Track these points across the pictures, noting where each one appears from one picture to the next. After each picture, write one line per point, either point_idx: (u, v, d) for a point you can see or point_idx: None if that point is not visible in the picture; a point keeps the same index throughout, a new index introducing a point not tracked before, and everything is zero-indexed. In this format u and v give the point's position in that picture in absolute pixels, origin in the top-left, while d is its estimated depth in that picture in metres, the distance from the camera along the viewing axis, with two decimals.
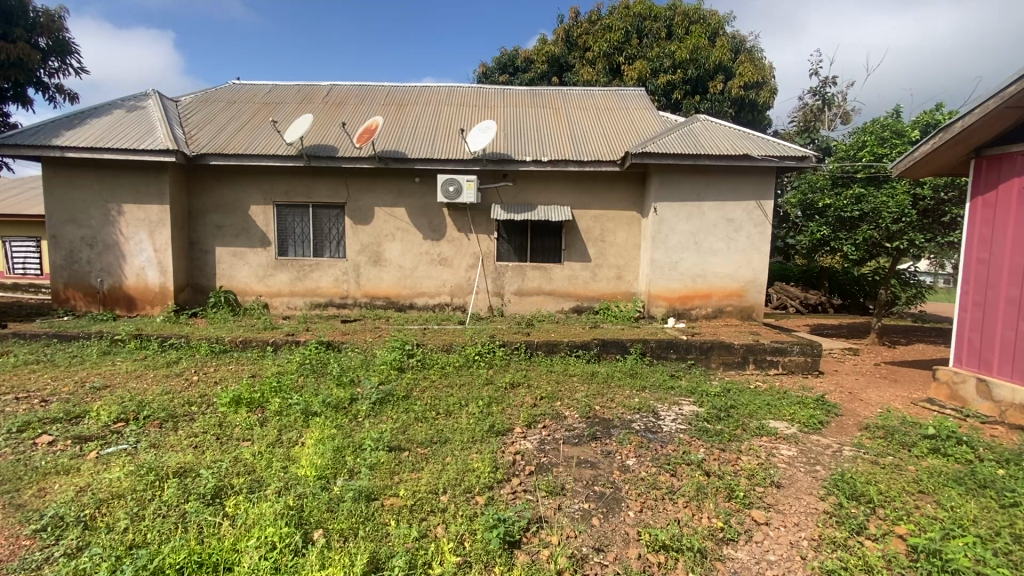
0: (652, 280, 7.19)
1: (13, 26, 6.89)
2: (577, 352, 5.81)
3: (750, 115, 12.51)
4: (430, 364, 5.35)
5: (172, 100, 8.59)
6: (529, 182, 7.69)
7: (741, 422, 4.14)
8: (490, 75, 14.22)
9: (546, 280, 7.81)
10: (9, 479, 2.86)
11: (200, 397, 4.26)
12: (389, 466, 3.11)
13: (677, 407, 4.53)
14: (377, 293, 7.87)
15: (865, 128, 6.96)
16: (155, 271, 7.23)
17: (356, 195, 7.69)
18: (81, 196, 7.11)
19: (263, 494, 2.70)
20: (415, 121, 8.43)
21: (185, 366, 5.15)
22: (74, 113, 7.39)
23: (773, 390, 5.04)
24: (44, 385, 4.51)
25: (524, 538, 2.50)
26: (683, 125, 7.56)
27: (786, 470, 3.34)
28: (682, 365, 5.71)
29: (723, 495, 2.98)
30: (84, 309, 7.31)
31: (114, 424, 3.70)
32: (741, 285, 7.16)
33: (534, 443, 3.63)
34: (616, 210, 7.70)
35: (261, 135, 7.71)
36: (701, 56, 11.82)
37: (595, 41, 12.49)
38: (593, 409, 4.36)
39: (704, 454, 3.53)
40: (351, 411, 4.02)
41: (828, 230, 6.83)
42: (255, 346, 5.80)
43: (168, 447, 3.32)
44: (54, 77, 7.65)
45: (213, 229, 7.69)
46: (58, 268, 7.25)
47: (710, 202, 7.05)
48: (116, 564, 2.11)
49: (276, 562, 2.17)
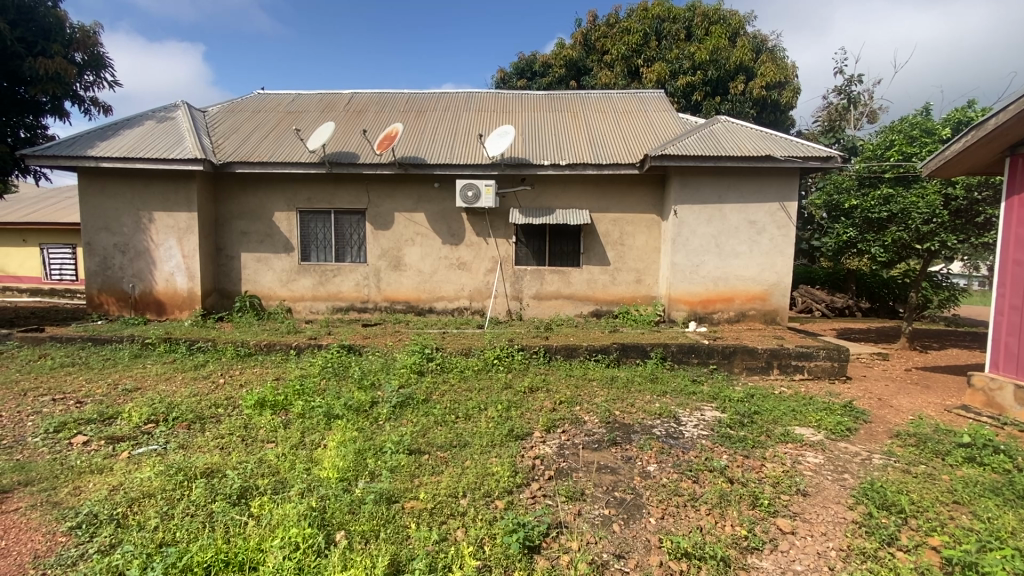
0: (672, 283, 7.12)
1: (52, 42, 7.22)
2: (597, 357, 5.77)
3: (772, 116, 12.32)
4: (450, 368, 5.39)
5: (200, 111, 8.85)
6: (547, 186, 7.70)
7: (766, 428, 4.06)
8: (508, 81, 14.28)
9: (565, 284, 7.79)
10: (46, 478, 2.97)
11: (227, 399, 4.36)
12: (410, 468, 3.14)
13: (699, 412, 4.47)
14: (397, 297, 7.96)
15: (893, 127, 6.80)
16: (183, 277, 7.44)
17: (376, 202, 7.81)
18: (114, 204, 7.36)
19: (286, 495, 2.76)
20: (434, 127, 8.51)
21: (212, 370, 5.28)
22: (108, 125, 7.67)
23: (798, 396, 4.93)
24: (79, 387, 4.68)
25: (545, 543, 2.49)
26: (704, 126, 7.47)
27: (813, 478, 3.26)
28: (704, 370, 5.62)
29: (747, 503, 2.92)
30: (116, 313, 7.56)
31: (145, 425, 3.81)
32: (764, 288, 7.03)
33: (553, 448, 3.62)
34: (635, 213, 7.65)
35: (285, 143, 7.90)
36: (721, 56, 11.67)
37: (613, 44, 12.45)
38: (613, 414, 4.33)
39: (727, 461, 3.47)
40: (373, 414, 4.07)
41: (855, 231, 6.65)
42: (279, 350, 5.91)
43: (196, 448, 3.41)
44: (89, 90, 7.97)
45: (239, 235, 7.88)
46: (93, 274, 7.52)
47: (732, 204, 6.95)
48: (147, 561, 2.16)
49: (299, 562, 2.19)
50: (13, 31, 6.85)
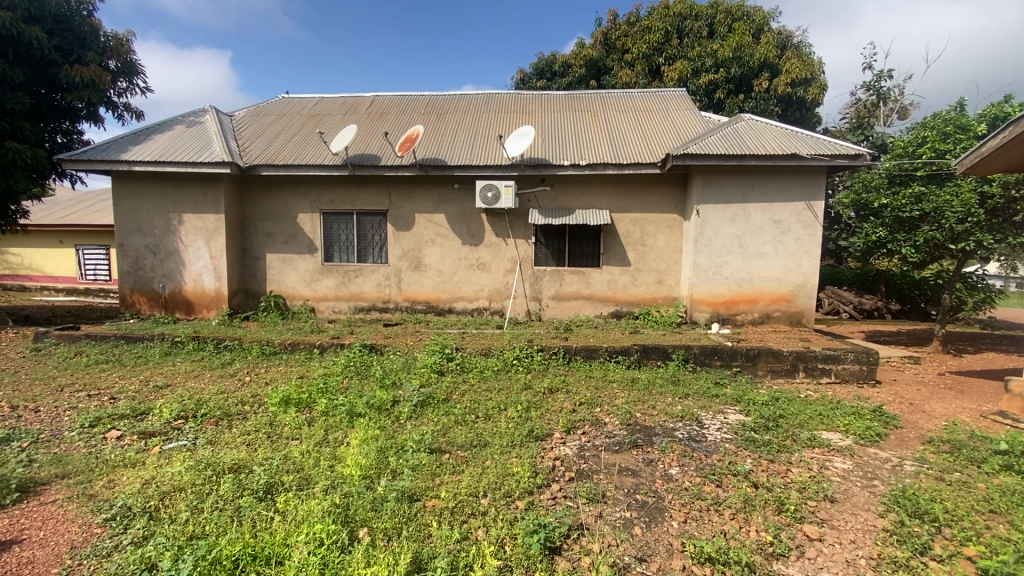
0: (694, 284, 7.03)
1: (87, 50, 7.50)
2: (617, 358, 5.73)
3: (798, 113, 12.06)
4: (469, 368, 5.41)
5: (227, 116, 9.08)
6: (567, 187, 7.68)
7: (791, 432, 3.97)
8: (527, 82, 14.29)
9: (585, 285, 7.76)
10: (82, 471, 3.08)
11: (253, 397, 4.46)
12: (431, 467, 3.16)
13: (722, 415, 4.39)
14: (417, 297, 8.03)
15: (925, 123, 6.60)
16: (211, 278, 7.64)
17: (397, 203, 7.89)
18: (145, 207, 7.60)
19: (311, 492, 2.80)
20: (454, 128, 8.56)
21: (239, 368, 5.41)
22: (140, 130, 7.92)
23: (825, 400, 4.81)
24: (113, 383, 4.85)
25: (565, 545, 2.48)
26: (727, 124, 7.35)
27: (841, 484, 3.18)
28: (728, 373, 5.53)
29: (772, 508, 2.86)
30: (148, 312, 7.80)
31: (175, 421, 3.93)
32: (789, 289, 6.88)
33: (573, 449, 3.60)
34: (657, 213, 7.57)
35: (309, 146, 8.05)
36: (744, 53, 11.48)
37: (634, 43, 12.34)
38: (633, 416, 4.29)
39: (751, 465, 3.40)
40: (394, 413, 4.11)
41: (885, 231, 6.45)
42: (302, 349, 6.01)
43: (224, 444, 3.49)
44: (122, 97, 8.25)
45: (264, 236, 8.05)
46: (126, 274, 7.78)
47: (756, 204, 6.82)
48: (178, 553, 2.22)
49: (323, 558, 2.22)
50: (51, 41, 7.14)
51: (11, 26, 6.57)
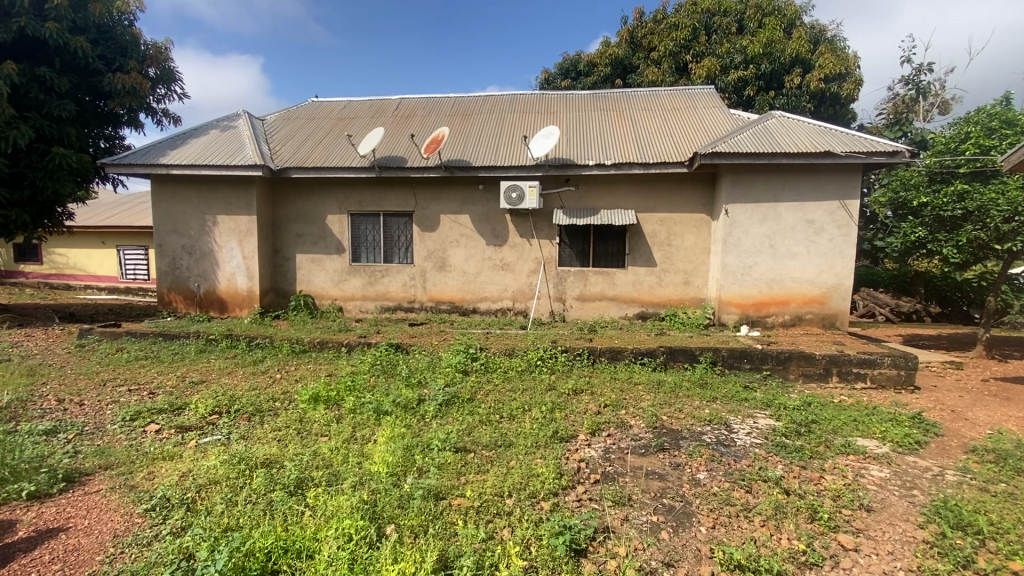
0: (723, 285, 6.89)
1: (128, 58, 7.82)
2: (642, 360, 5.66)
3: (832, 110, 11.70)
4: (493, 369, 5.42)
5: (260, 120, 9.33)
6: (592, 186, 7.63)
7: (824, 438, 3.85)
8: (552, 82, 14.25)
9: (609, 286, 7.69)
10: (124, 462, 3.21)
11: (283, 393, 4.57)
12: (456, 466, 3.18)
13: (752, 419, 4.29)
14: (442, 297, 8.10)
15: (969, 118, 6.37)
16: (244, 277, 7.86)
17: (423, 204, 7.97)
18: (182, 209, 7.87)
19: (340, 487, 2.85)
20: (479, 130, 8.60)
21: (269, 365, 5.56)
22: (177, 134, 8.22)
23: (861, 405, 4.65)
24: (152, 378, 5.04)
25: (591, 547, 2.46)
26: (758, 121, 7.19)
27: (878, 493, 3.07)
28: (757, 376, 5.41)
29: (805, 516, 2.77)
30: (184, 311, 8.09)
31: (210, 416, 4.06)
32: (823, 291, 6.68)
33: (598, 452, 3.57)
34: (683, 213, 7.45)
35: (337, 148, 8.21)
36: (775, 49, 11.22)
37: (660, 41, 12.17)
38: (659, 419, 4.23)
39: (783, 471, 3.31)
40: (419, 411, 4.15)
41: (925, 230, 6.20)
42: (331, 347, 6.13)
43: (256, 439, 3.59)
44: (160, 103, 8.59)
45: (294, 237, 8.24)
46: (164, 274, 8.08)
47: (788, 203, 6.64)
48: (214, 544, 2.28)
49: (352, 553, 2.25)
50: (94, 50, 7.46)
51: (58, 36, 6.88)
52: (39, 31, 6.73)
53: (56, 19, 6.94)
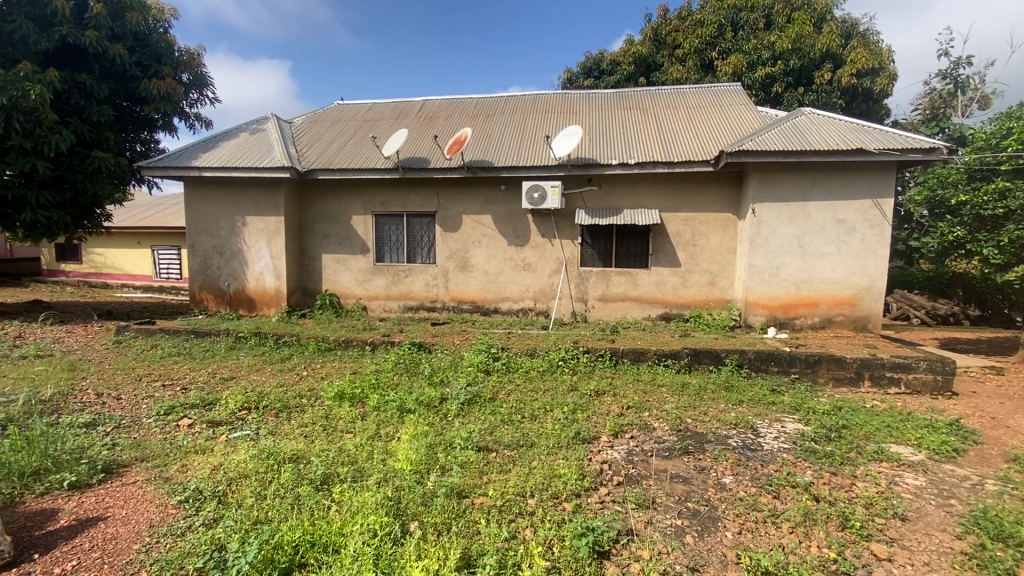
0: (750, 286, 6.76)
1: (163, 64, 8.09)
2: (666, 362, 5.58)
3: (864, 106, 11.36)
4: (515, 369, 5.42)
5: (287, 123, 9.54)
6: (615, 186, 7.57)
7: (856, 444, 3.74)
8: (574, 81, 14.18)
9: (632, 286, 7.62)
10: (159, 455, 3.33)
11: (310, 390, 4.66)
12: (478, 466, 3.19)
13: (779, 424, 4.19)
14: (464, 297, 8.15)
15: (1011, 113, 6.01)
16: (272, 277, 8.05)
17: (445, 204, 8.03)
18: (213, 210, 8.09)
19: (365, 484, 2.89)
20: (502, 130, 8.62)
21: (296, 362, 5.68)
22: (209, 137, 8.46)
23: (894, 411, 4.50)
24: (184, 374, 5.20)
25: (614, 550, 2.44)
26: (787, 118, 7.02)
27: (913, 501, 2.97)
28: (785, 380, 5.28)
29: (835, 524, 2.70)
30: (214, 309, 8.32)
31: (240, 411, 4.16)
32: (854, 292, 6.48)
33: (621, 454, 3.54)
34: (709, 212, 7.33)
35: (362, 150, 8.33)
36: (805, 44, 10.95)
37: (685, 38, 11.99)
38: (684, 422, 4.16)
39: (812, 477, 3.23)
40: (442, 410, 4.19)
41: (964, 230, 5.96)
42: (356, 345, 6.23)
43: (284, 435, 3.67)
44: (193, 107, 8.86)
45: (320, 237, 8.40)
46: (196, 273, 8.33)
47: (818, 202, 6.47)
48: (244, 536, 2.34)
49: (377, 549, 2.28)
50: (131, 56, 7.73)
51: (97, 44, 7.14)
52: (80, 40, 6.99)
53: (95, 27, 7.21)
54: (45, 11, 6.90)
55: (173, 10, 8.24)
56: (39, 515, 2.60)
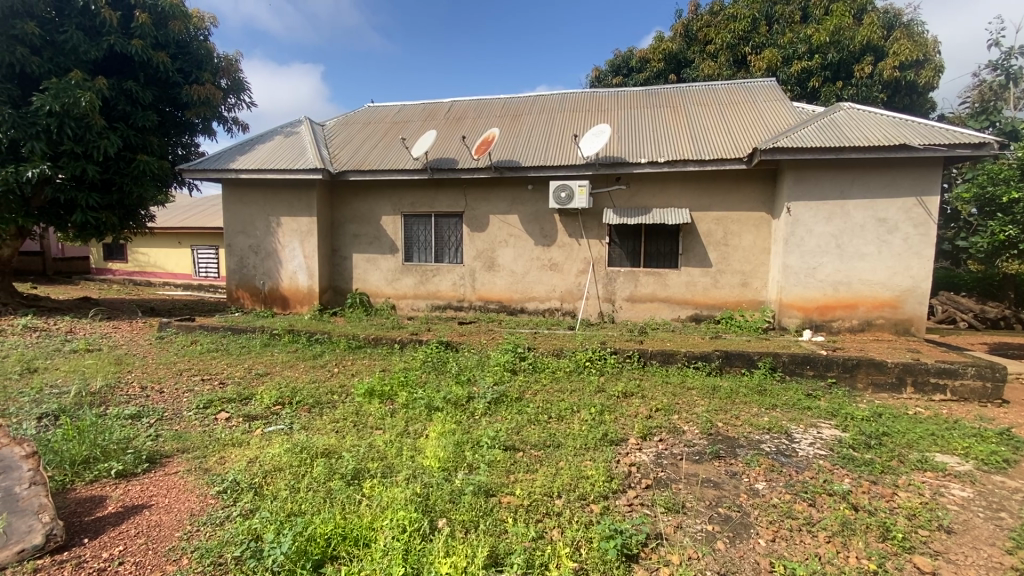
0: (784, 287, 6.57)
1: (203, 71, 8.42)
2: (696, 364, 5.47)
3: (907, 99, 10.90)
4: (541, 369, 5.41)
5: (320, 125, 9.78)
6: (644, 185, 7.47)
7: (898, 452, 3.59)
8: (602, 79, 14.06)
9: (661, 287, 7.51)
10: (199, 446, 3.46)
11: (341, 387, 4.77)
12: (506, 464, 3.21)
13: (815, 429, 4.06)
14: (491, 297, 8.18)
15: None
16: (304, 275, 8.26)
17: (473, 204, 8.08)
18: (249, 211, 8.36)
19: (394, 479, 2.94)
20: (530, 130, 8.63)
21: (328, 359, 5.82)
22: (246, 141, 8.74)
23: (939, 418, 4.30)
24: (222, 369, 5.40)
25: (643, 553, 2.41)
26: (824, 114, 6.80)
27: (960, 514, 2.83)
28: (821, 384, 5.11)
29: (875, 534, 2.60)
30: (250, 307, 8.58)
31: (274, 406, 4.29)
32: (896, 294, 6.22)
33: (650, 457, 3.49)
34: (741, 211, 7.16)
35: (392, 151, 8.47)
36: (843, 37, 10.57)
37: (717, 33, 11.74)
38: (714, 425, 4.08)
39: (850, 486, 3.11)
40: (469, 408, 4.23)
41: (1017, 229, 5.65)
42: (385, 343, 6.35)
43: (316, 430, 3.76)
44: (231, 111, 9.18)
45: (351, 237, 8.57)
46: (233, 272, 8.61)
47: (857, 201, 6.23)
48: (279, 527, 2.41)
49: (407, 543, 2.32)
50: (174, 64, 8.06)
51: (143, 52, 7.46)
52: (127, 49, 7.31)
53: (141, 36, 7.53)
54: (94, 22, 7.25)
55: (212, 18, 8.54)
56: (88, 501, 2.74)
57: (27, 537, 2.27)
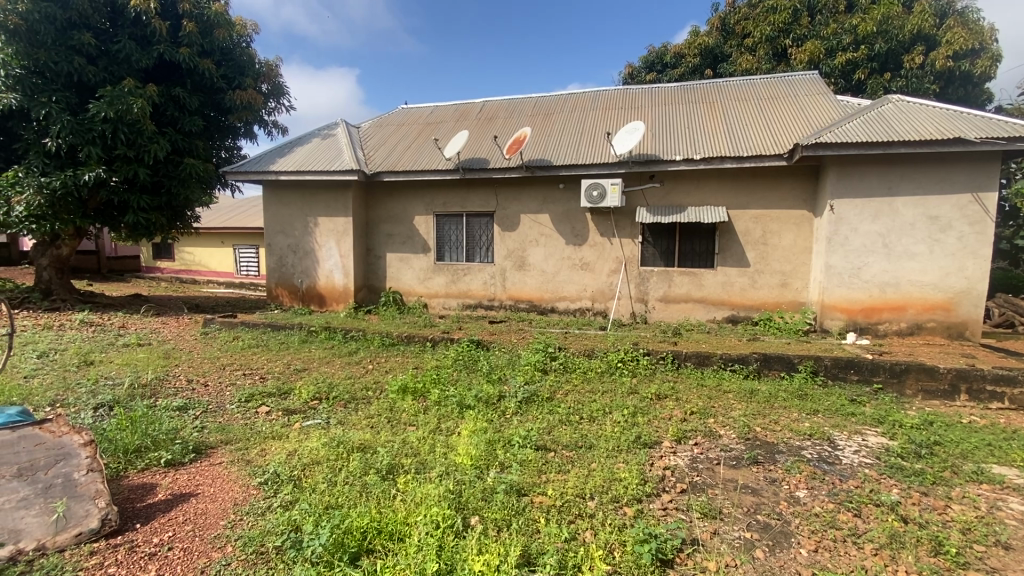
0: (827, 288, 6.33)
1: (245, 76, 8.74)
2: (733, 367, 5.33)
3: (962, 91, 10.33)
4: (572, 369, 5.38)
5: (355, 127, 9.99)
6: (679, 183, 7.33)
7: (951, 463, 3.40)
8: (636, 76, 13.84)
9: (696, 287, 7.36)
10: (242, 438, 3.60)
11: (375, 383, 4.87)
12: (537, 464, 3.20)
13: (860, 437, 3.89)
14: (521, 296, 8.19)
15: None
16: (340, 274, 8.46)
17: (504, 203, 8.10)
18: (288, 212, 8.62)
19: (428, 475, 2.98)
20: (561, 128, 8.58)
21: (363, 356, 5.94)
22: (285, 143, 9.03)
23: (997, 428, 4.05)
24: (263, 364, 5.59)
25: (678, 559, 2.36)
26: (871, 107, 6.50)
27: (1020, 530, 2.66)
28: (866, 390, 4.89)
29: (926, 548, 2.46)
30: (288, 304, 8.85)
31: (312, 401, 4.42)
32: (949, 296, 5.90)
33: (685, 461, 3.42)
34: (781, 210, 6.92)
35: (425, 152, 8.59)
36: (892, 26, 10.10)
37: (756, 26, 11.38)
38: (753, 430, 3.96)
39: (898, 496, 2.97)
40: (500, 407, 4.24)
41: None
42: (417, 341, 6.45)
43: (351, 425, 3.84)
44: (271, 115, 9.50)
45: (385, 237, 8.73)
46: (272, 271, 8.90)
47: (906, 198, 5.94)
48: (318, 519, 2.47)
49: (440, 540, 2.34)
50: (218, 70, 8.39)
51: (190, 60, 7.79)
52: (175, 56, 7.65)
53: (188, 45, 7.87)
54: (145, 32, 7.62)
55: (254, 25, 8.85)
56: (140, 488, 2.88)
57: (85, 521, 2.41)
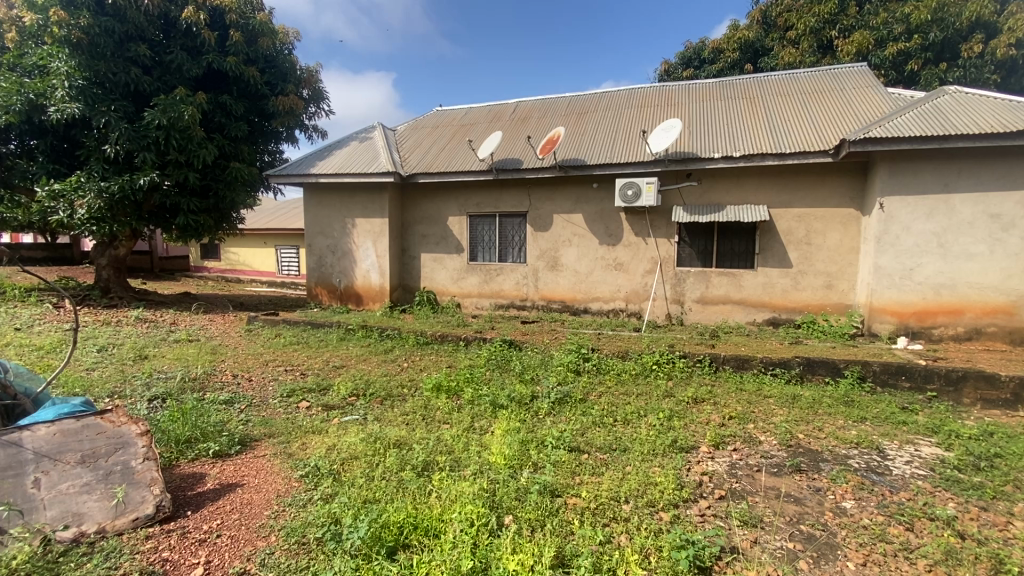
0: (876, 290, 6.04)
1: (287, 82, 9.08)
2: (774, 371, 5.17)
3: None
4: (606, 370, 5.33)
5: (391, 131, 10.19)
6: (717, 182, 7.15)
7: (1014, 477, 3.19)
8: (672, 73, 13.59)
9: (735, 288, 7.16)
10: (285, 432, 3.74)
11: (410, 381, 4.95)
12: (571, 465, 3.19)
13: (912, 446, 3.70)
14: (554, 296, 8.16)
15: None
16: (377, 274, 8.65)
17: (538, 204, 8.09)
18: (327, 213, 8.86)
19: (462, 473, 3.01)
20: (595, 128, 8.50)
21: (398, 354, 6.06)
22: (325, 147, 9.30)
23: None
24: (304, 361, 5.78)
25: (716, 566, 2.30)
26: (924, 100, 6.17)
27: None
28: (919, 397, 4.65)
29: (985, 566, 2.32)
30: (327, 303, 9.11)
31: (350, 397, 4.54)
32: (1012, 299, 5.53)
33: (723, 466, 3.33)
34: (826, 208, 6.66)
35: (459, 153, 8.68)
36: (948, 13, 9.54)
37: (800, 17, 10.97)
38: (795, 437, 3.83)
39: (955, 511, 2.81)
40: (533, 407, 4.24)
41: None
42: (451, 340, 6.52)
43: (388, 421, 3.93)
44: (312, 119, 9.82)
45: (420, 238, 8.87)
46: (312, 270, 9.18)
47: (964, 195, 5.61)
48: (356, 513, 2.54)
49: (475, 537, 2.36)
50: (262, 77, 8.73)
51: (236, 68, 8.13)
52: (223, 65, 8.01)
53: (235, 53, 8.21)
54: (195, 42, 8.01)
55: (296, 33, 9.15)
56: (191, 477, 3.03)
57: (140, 506, 2.55)
